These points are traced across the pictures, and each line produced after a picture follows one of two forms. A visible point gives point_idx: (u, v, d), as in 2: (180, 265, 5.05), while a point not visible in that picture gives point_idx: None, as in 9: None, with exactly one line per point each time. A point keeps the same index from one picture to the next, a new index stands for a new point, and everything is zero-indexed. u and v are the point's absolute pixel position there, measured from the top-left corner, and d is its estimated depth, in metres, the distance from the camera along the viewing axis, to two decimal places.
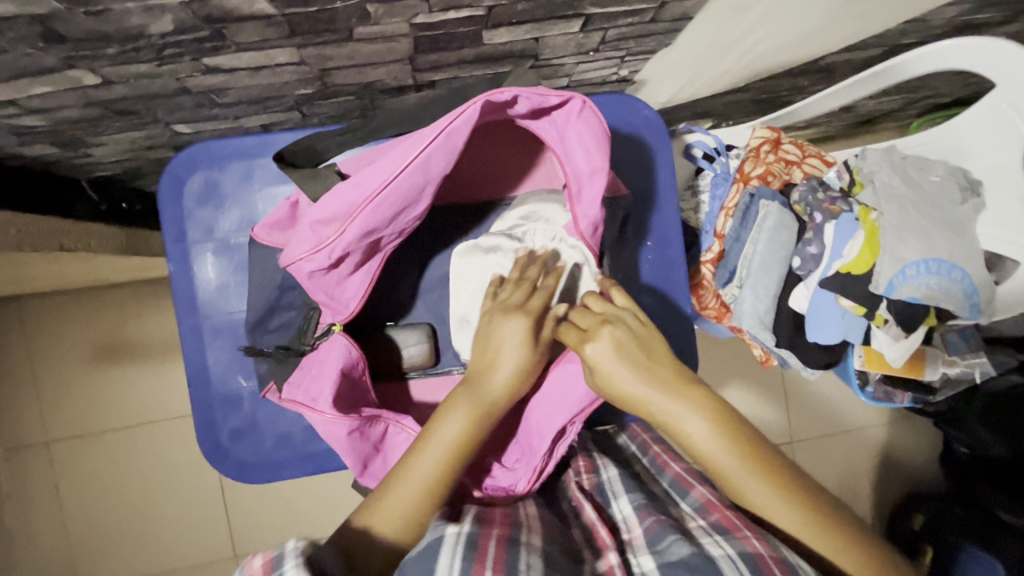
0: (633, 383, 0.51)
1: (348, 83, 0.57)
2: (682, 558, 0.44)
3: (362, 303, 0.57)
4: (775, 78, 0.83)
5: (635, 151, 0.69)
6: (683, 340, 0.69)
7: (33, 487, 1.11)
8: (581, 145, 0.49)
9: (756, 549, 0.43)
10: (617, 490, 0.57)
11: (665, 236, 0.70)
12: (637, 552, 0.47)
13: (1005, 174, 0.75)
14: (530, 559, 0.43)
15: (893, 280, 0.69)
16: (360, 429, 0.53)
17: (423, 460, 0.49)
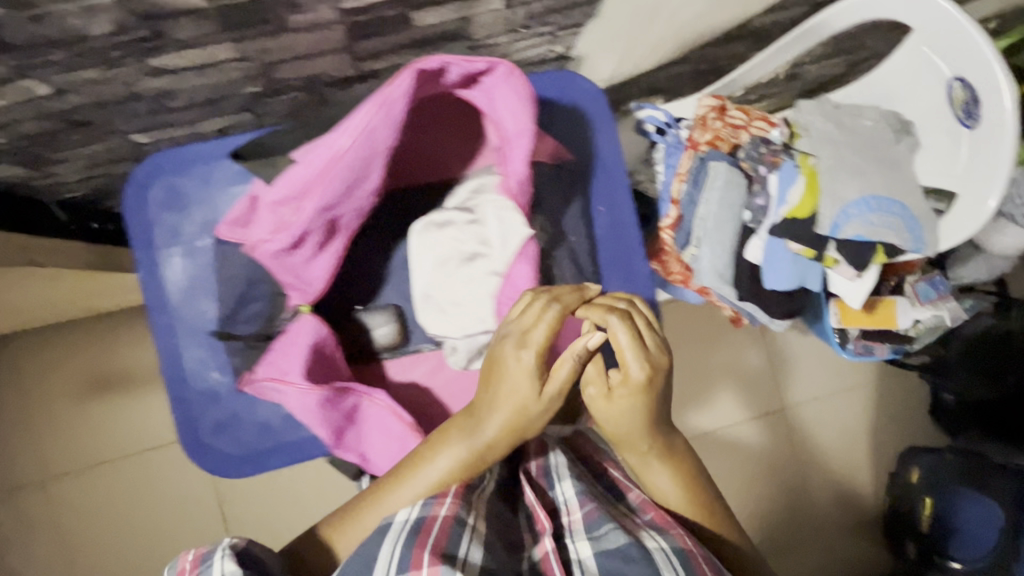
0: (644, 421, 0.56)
1: (292, 77, 0.60)
2: (622, 549, 0.50)
3: (329, 283, 0.59)
4: (709, 47, 0.87)
5: (580, 122, 0.73)
6: (643, 298, 0.71)
7: (29, 525, 1.11)
8: (508, 109, 0.53)
9: (687, 547, 0.51)
10: (560, 470, 0.59)
11: (615, 200, 0.73)
12: (574, 537, 0.52)
13: (934, 113, 0.79)
14: (471, 551, 0.48)
15: (836, 220, 0.73)
16: (333, 400, 0.55)
17: (402, 494, 0.54)
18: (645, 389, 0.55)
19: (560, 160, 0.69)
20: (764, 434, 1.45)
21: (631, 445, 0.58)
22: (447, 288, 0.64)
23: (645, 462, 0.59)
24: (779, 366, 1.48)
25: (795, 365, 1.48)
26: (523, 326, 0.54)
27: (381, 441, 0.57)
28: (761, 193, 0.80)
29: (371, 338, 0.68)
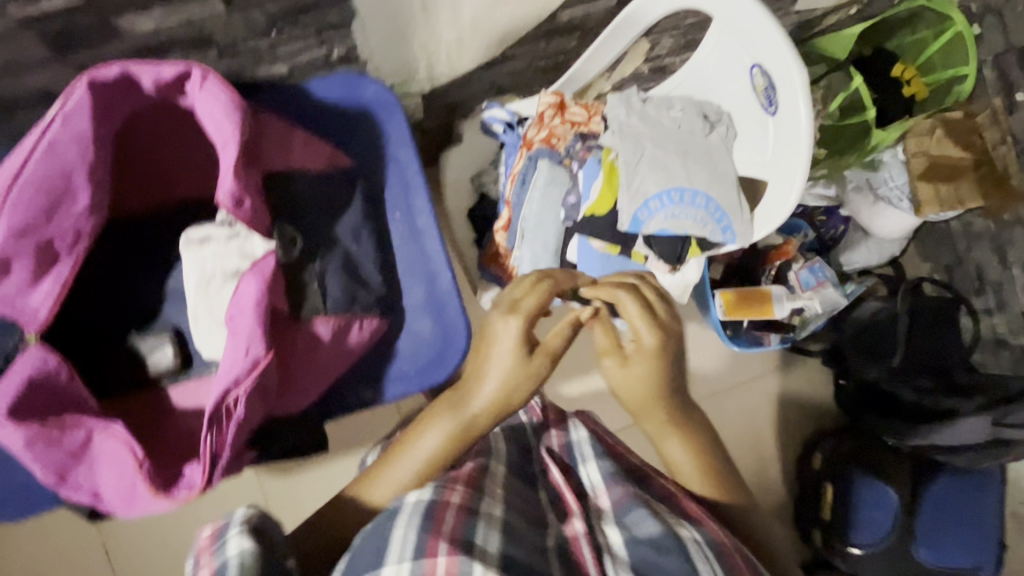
0: (648, 390, 0.65)
1: (14, 91, 0.57)
2: (648, 533, 0.53)
3: (56, 310, 0.56)
4: (530, 43, 0.85)
5: (366, 126, 0.70)
6: (446, 304, 0.70)
7: None
8: (208, 112, 0.50)
9: (718, 541, 0.55)
10: (585, 454, 0.67)
11: (411, 206, 0.70)
12: (603, 522, 0.57)
13: (744, 103, 0.78)
14: (486, 533, 0.50)
15: (637, 214, 0.73)
16: (50, 436, 0.51)
17: (406, 467, 0.61)
18: (656, 355, 0.64)
19: (336, 164, 0.64)
20: None
21: (647, 413, 0.66)
22: (208, 308, 0.61)
23: (663, 430, 0.66)
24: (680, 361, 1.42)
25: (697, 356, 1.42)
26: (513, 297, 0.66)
27: (112, 475, 0.54)
28: (575, 192, 0.79)
29: (156, 362, 0.64)
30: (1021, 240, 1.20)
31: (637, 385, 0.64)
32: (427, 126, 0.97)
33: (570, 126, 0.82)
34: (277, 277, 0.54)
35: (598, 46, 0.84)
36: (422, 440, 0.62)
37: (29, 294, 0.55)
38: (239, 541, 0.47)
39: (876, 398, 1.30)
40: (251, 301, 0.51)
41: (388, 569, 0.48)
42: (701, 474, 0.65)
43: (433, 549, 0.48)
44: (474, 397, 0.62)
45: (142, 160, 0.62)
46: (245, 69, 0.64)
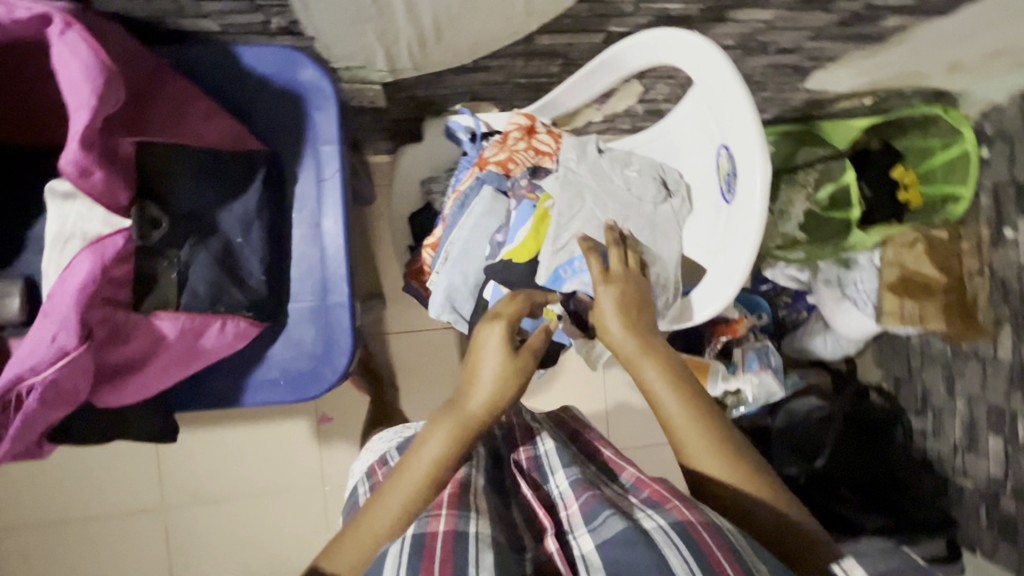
0: (617, 329, 0.58)
1: None
2: (614, 533, 0.44)
3: None
4: (505, 58, 0.78)
5: (292, 110, 0.65)
6: (334, 318, 0.66)
7: None
8: (65, 69, 0.46)
9: (685, 518, 0.44)
10: (554, 466, 0.59)
11: (320, 208, 0.66)
12: (575, 533, 0.47)
13: (708, 181, 0.73)
14: (480, 556, 0.43)
15: (558, 271, 0.70)
16: None
17: (411, 470, 0.52)
18: (617, 292, 0.62)
19: (241, 145, 0.60)
20: None
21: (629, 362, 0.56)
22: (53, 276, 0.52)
23: (633, 359, 0.56)
24: None
25: None
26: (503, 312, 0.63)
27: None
28: (503, 230, 0.75)
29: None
30: (970, 374, 1.15)
31: (607, 330, 0.59)
32: (393, 115, 0.91)
33: (532, 156, 0.78)
34: (121, 260, 0.52)
35: (576, 81, 0.79)
36: (424, 449, 0.53)
37: None
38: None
39: (811, 499, 1.20)
40: (75, 285, 0.49)
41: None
42: (691, 416, 0.50)
43: None
44: (470, 395, 0.55)
45: (42, 93, 0.58)
46: (163, 19, 0.58)
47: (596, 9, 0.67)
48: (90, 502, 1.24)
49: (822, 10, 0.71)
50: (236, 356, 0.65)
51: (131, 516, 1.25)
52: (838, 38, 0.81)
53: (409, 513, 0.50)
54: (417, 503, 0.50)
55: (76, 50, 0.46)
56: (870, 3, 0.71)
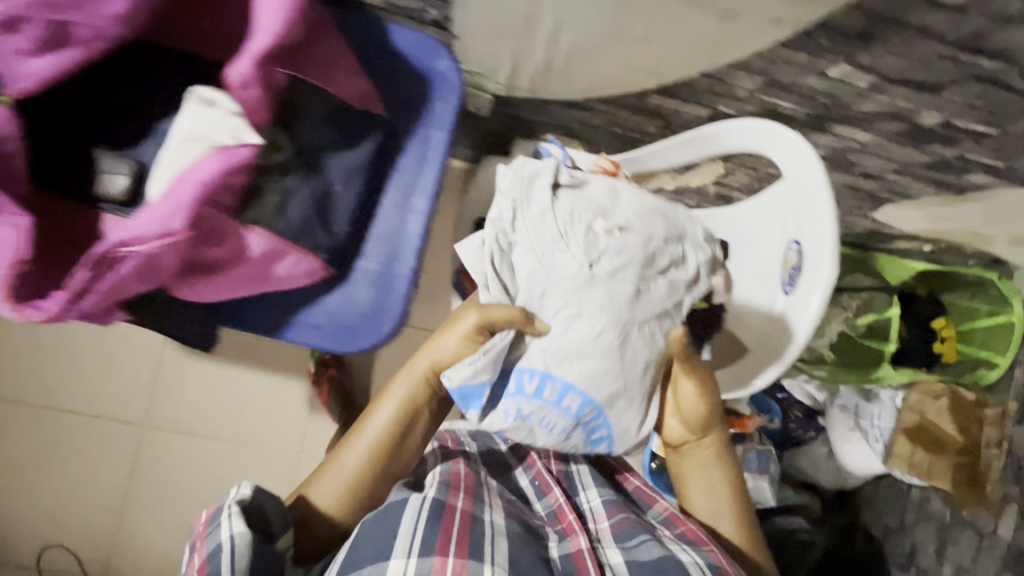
0: (686, 430, 0.73)
1: None
2: (650, 557, 0.61)
3: (38, 88, 0.57)
4: (612, 105, 0.84)
5: (416, 87, 0.70)
6: (388, 285, 0.69)
7: None
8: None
9: (718, 561, 0.62)
10: (587, 482, 0.77)
11: (412, 182, 0.70)
12: (607, 544, 0.66)
13: (768, 267, 0.76)
14: (497, 539, 0.60)
15: (470, 391, 0.67)
16: None
17: (355, 452, 0.69)
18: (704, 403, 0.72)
19: (365, 104, 0.64)
20: None
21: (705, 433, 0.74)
22: (174, 168, 0.58)
23: (688, 475, 0.75)
24: None
25: None
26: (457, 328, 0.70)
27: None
28: None
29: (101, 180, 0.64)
30: (964, 542, 1.13)
31: (687, 406, 0.72)
32: (489, 127, 0.97)
33: None
34: (239, 170, 0.56)
35: (665, 146, 0.84)
36: (371, 424, 0.71)
37: (24, 64, 0.56)
38: (233, 522, 0.57)
39: None
40: (200, 176, 0.54)
41: (394, 564, 0.56)
42: (710, 497, 0.73)
43: (445, 548, 0.57)
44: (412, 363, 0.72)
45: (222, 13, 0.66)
46: None
47: (713, 87, 0.72)
48: (77, 397, 1.27)
49: (916, 150, 0.75)
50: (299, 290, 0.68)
51: (108, 422, 1.27)
52: (919, 179, 0.83)
53: (360, 480, 0.67)
54: (359, 472, 0.68)
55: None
56: (963, 155, 0.75)
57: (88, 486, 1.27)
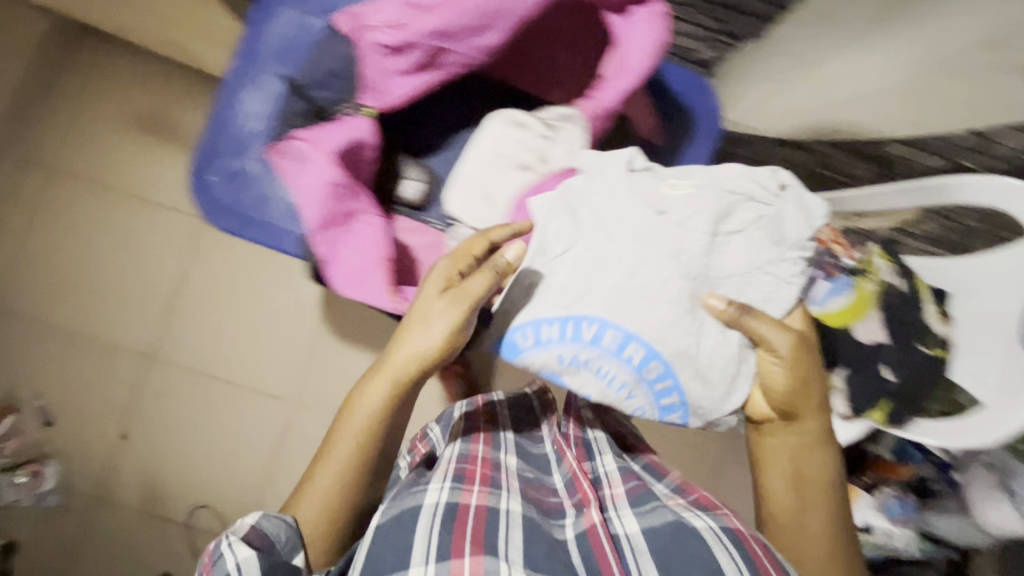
0: (787, 389, 0.73)
1: None
2: (660, 525, 0.63)
3: (401, 98, 0.84)
4: None
5: (685, 115, 0.96)
6: None
7: (48, 200, 1.37)
8: (637, 69, 0.84)
9: (735, 529, 0.63)
10: (602, 450, 0.82)
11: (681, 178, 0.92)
12: (619, 511, 0.68)
13: (1004, 321, 0.84)
14: (509, 531, 0.61)
15: (517, 339, 0.75)
16: (333, 187, 0.79)
17: (357, 420, 0.71)
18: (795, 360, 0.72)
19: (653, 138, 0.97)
20: None
21: (796, 411, 0.73)
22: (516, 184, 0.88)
23: (778, 455, 0.75)
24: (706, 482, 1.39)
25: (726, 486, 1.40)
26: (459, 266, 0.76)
27: (354, 253, 0.81)
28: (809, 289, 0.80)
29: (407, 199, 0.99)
30: None
31: (775, 388, 0.73)
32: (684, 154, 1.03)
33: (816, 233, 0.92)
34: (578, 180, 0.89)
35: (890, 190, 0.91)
36: (375, 382, 0.73)
37: (394, 81, 0.82)
38: (237, 552, 0.60)
39: None
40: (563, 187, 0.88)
41: (413, 571, 0.57)
42: (791, 491, 0.73)
43: (458, 548, 0.58)
44: (406, 340, 0.73)
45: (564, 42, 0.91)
46: None
47: None
48: (233, 364, 1.39)
49: None
50: None
51: (255, 393, 1.38)
52: None
53: (361, 440, 0.71)
54: (366, 431, 0.71)
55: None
56: None
57: (225, 444, 1.38)
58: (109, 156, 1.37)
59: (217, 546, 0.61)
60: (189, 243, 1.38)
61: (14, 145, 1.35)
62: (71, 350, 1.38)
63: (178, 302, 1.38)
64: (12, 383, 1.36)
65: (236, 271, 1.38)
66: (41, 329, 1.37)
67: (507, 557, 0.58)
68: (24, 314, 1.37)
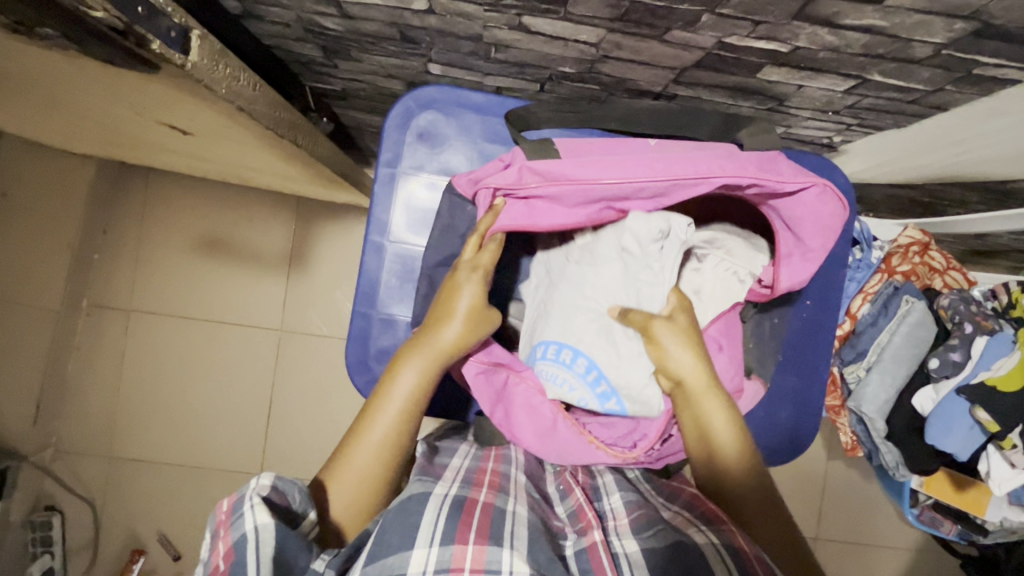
0: (684, 359, 0.60)
1: (611, 74, 0.61)
2: (664, 541, 0.48)
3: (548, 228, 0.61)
4: (947, 186, 0.83)
5: None
6: (812, 399, 0.75)
7: (126, 337, 1.38)
8: (818, 225, 0.60)
9: (739, 545, 0.48)
10: (611, 489, 0.63)
11: (825, 298, 0.73)
12: (621, 536, 0.51)
13: None
14: (513, 528, 0.48)
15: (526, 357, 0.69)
16: (488, 373, 0.65)
17: (385, 417, 0.56)
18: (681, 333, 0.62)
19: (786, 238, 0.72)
20: None
21: (691, 395, 0.60)
22: None
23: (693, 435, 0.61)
24: (824, 504, 1.37)
25: (844, 503, 1.38)
26: (473, 263, 0.62)
27: (530, 418, 0.65)
28: (960, 349, 0.76)
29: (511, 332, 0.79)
30: None
31: (665, 358, 0.61)
32: None
33: (928, 270, 0.85)
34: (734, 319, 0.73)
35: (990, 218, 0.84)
36: (399, 380, 0.57)
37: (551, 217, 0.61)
38: (255, 514, 0.45)
39: None
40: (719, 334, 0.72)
41: (414, 556, 0.44)
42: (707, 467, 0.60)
43: (463, 539, 0.46)
44: (440, 332, 0.59)
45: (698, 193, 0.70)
46: (766, 123, 0.68)
47: None
48: None
49: None
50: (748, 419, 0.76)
51: None
52: None
53: (382, 458, 0.55)
54: (381, 460, 0.55)
55: (836, 214, 0.59)
56: None
57: None
58: (180, 289, 1.38)
59: (235, 507, 0.46)
60: (273, 358, 1.39)
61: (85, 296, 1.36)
62: (180, 484, 1.39)
63: (274, 418, 1.39)
64: (133, 528, 1.38)
65: (323, 378, 1.39)
66: (148, 469, 1.39)
67: (514, 547, 0.45)
68: (125, 455, 1.38)
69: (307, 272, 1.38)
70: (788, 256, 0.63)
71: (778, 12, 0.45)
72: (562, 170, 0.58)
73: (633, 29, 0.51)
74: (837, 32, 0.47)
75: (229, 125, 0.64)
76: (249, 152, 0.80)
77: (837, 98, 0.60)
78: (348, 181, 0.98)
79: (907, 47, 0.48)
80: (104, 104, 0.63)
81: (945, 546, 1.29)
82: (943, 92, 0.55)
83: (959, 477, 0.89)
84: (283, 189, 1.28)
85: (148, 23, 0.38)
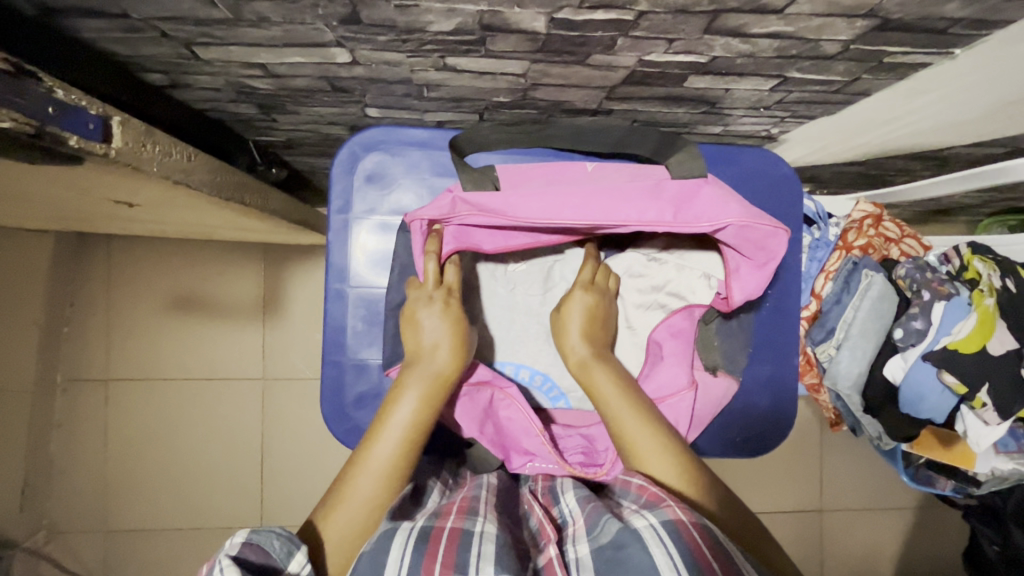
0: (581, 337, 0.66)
1: (545, 98, 0.62)
2: (612, 539, 0.48)
3: (491, 250, 0.65)
4: (888, 160, 0.85)
5: (771, 201, 0.75)
6: (788, 385, 0.77)
7: (107, 408, 1.35)
8: (760, 242, 0.61)
9: (676, 518, 0.48)
10: (565, 486, 0.61)
11: (787, 287, 0.76)
12: (576, 542, 0.50)
13: None
14: (480, 550, 0.47)
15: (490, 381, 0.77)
16: (471, 393, 0.67)
17: (386, 444, 0.56)
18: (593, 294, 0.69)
19: None
20: (802, 528, 1.38)
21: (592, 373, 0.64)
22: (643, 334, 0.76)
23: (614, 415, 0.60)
24: (824, 475, 1.39)
25: (843, 471, 1.40)
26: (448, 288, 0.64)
27: (516, 433, 0.67)
28: (920, 317, 0.78)
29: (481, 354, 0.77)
30: None
31: (569, 348, 0.66)
32: None
33: (882, 241, 0.88)
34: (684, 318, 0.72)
35: (934, 183, 0.87)
36: (397, 410, 0.57)
37: (494, 237, 0.65)
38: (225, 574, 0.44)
39: None
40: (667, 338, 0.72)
41: None
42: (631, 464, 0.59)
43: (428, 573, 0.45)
44: (432, 356, 0.60)
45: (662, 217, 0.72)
46: (704, 125, 0.70)
47: None
48: None
49: None
50: (730, 415, 0.77)
51: None
52: None
53: (384, 488, 0.55)
54: (382, 487, 0.55)
55: (772, 236, 0.60)
56: None
57: None
58: (157, 352, 1.36)
59: (209, 572, 0.46)
60: (259, 407, 1.37)
61: (59, 372, 1.33)
62: (181, 549, 1.36)
63: (269, 467, 1.37)
64: None
65: (314, 419, 1.38)
66: (146, 538, 1.36)
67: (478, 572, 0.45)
68: (121, 527, 1.36)
69: (283, 317, 1.37)
70: (736, 270, 0.64)
71: (689, 29, 0.47)
72: (491, 204, 0.60)
73: (555, 58, 0.52)
74: (748, 40, 0.48)
75: (174, 194, 0.63)
76: (201, 212, 0.79)
77: (765, 95, 0.61)
78: (307, 226, 0.98)
79: (818, 47, 0.49)
80: (43, 190, 0.62)
81: (943, 501, 1.31)
82: (864, 80, 0.56)
83: (944, 435, 0.90)
84: (246, 239, 1.27)
85: (62, 120, 0.38)
